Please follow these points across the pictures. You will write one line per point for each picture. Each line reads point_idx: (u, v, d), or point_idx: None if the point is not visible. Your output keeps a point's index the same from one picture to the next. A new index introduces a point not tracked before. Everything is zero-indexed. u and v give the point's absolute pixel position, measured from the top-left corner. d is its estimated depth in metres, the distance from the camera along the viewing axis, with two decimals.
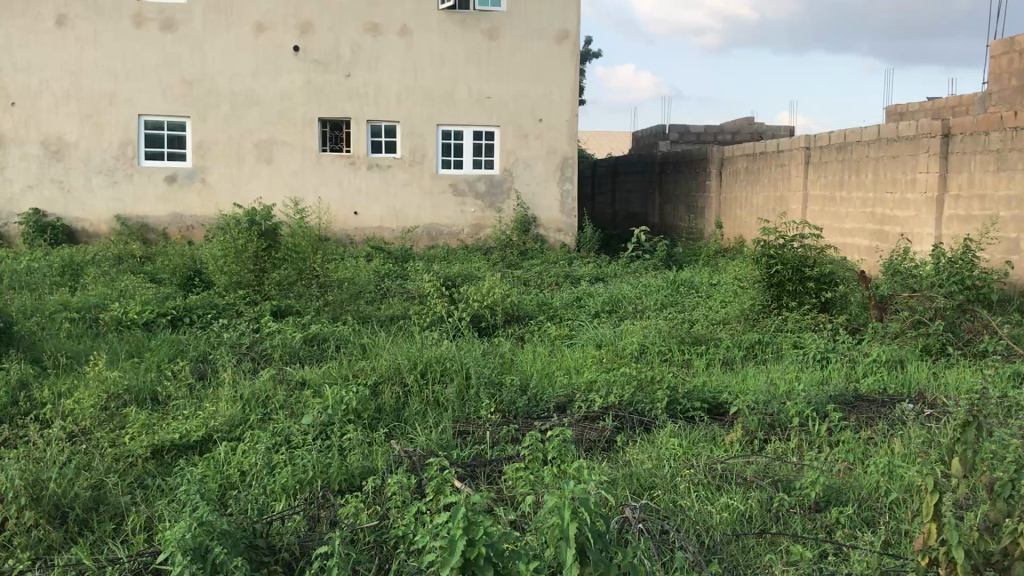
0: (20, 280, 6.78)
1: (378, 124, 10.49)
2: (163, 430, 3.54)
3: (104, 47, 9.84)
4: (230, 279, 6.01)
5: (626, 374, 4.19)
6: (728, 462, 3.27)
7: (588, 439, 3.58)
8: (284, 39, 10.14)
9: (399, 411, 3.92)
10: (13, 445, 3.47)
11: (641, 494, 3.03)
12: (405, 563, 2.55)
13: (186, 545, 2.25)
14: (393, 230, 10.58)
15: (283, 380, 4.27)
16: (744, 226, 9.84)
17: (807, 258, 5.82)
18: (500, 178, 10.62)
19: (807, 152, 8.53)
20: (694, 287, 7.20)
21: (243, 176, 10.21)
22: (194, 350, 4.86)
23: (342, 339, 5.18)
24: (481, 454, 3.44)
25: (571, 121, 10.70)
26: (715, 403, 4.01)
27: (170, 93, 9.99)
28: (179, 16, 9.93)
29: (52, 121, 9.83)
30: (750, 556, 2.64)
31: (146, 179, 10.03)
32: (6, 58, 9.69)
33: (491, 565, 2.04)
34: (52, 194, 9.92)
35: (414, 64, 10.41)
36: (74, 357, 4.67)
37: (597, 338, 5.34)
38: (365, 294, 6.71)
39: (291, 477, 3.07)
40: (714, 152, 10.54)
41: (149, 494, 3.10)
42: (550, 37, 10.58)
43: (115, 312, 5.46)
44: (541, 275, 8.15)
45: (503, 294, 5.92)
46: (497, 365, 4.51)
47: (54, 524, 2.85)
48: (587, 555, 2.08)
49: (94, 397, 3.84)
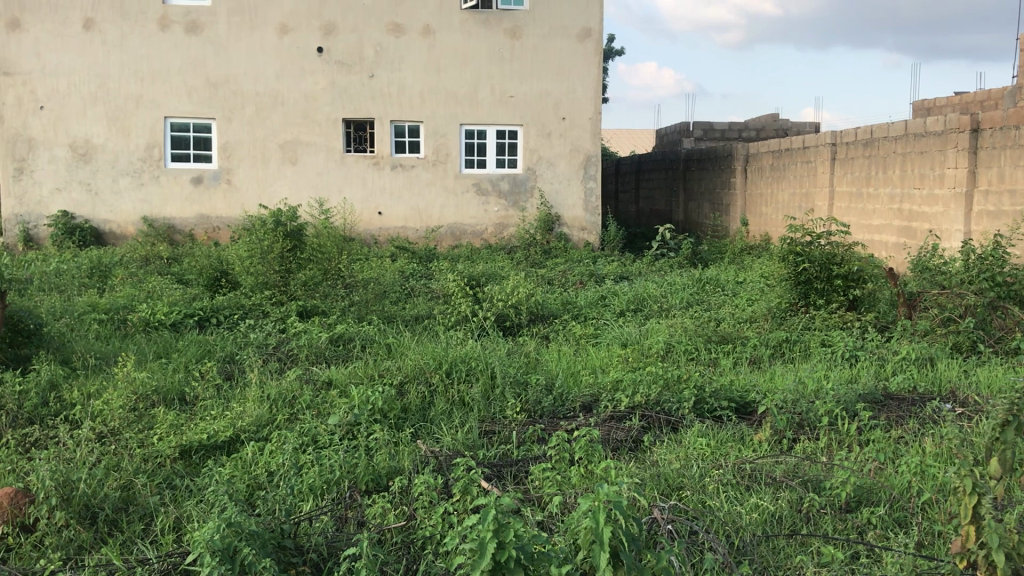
0: (50, 281, 6.86)
1: (401, 124, 10.52)
2: (190, 430, 3.56)
3: (131, 50, 9.91)
4: (257, 279, 6.03)
5: (653, 374, 4.16)
6: (756, 461, 3.24)
7: (615, 439, 3.56)
8: (308, 40, 10.17)
9: (424, 411, 3.92)
10: (43, 446, 3.50)
11: (670, 495, 3.02)
12: (433, 564, 2.54)
13: (215, 546, 2.26)
14: (417, 230, 10.61)
15: (309, 379, 4.29)
16: (770, 223, 9.77)
17: (835, 255, 5.75)
18: (523, 177, 10.62)
19: (833, 149, 8.46)
20: (720, 285, 7.15)
21: (268, 176, 10.27)
22: (221, 350, 4.89)
23: (367, 339, 5.19)
24: (507, 454, 3.43)
25: (595, 119, 10.65)
26: (742, 402, 3.98)
27: (195, 95, 10.06)
28: (203, 19, 9.99)
29: (80, 124, 9.92)
30: (781, 557, 2.62)
31: (172, 181, 10.11)
32: (35, 62, 9.79)
33: (521, 567, 2.05)
34: (80, 196, 10.02)
35: (437, 64, 10.41)
36: (103, 357, 4.72)
37: (623, 337, 5.31)
38: (390, 294, 6.72)
39: (318, 477, 3.07)
40: (739, 149, 10.47)
41: (178, 494, 3.11)
42: (573, 35, 10.52)
43: (142, 313, 5.51)
44: (565, 274, 8.12)
45: (528, 293, 5.90)
46: (523, 365, 4.50)
47: (84, 524, 2.86)
48: (620, 558, 2.08)
49: (123, 397, 3.87)
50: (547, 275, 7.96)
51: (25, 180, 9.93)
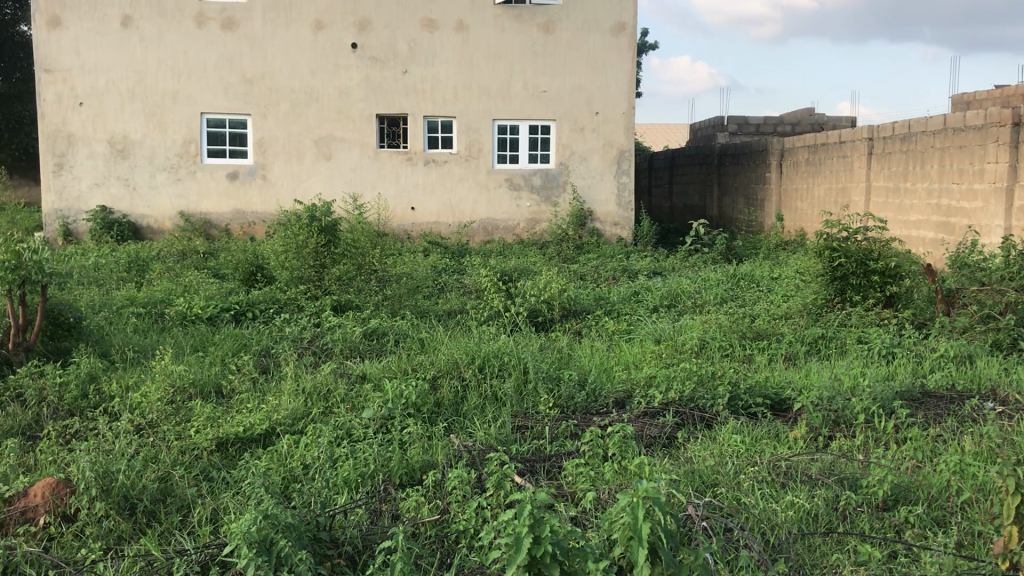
0: (88, 275, 6.96)
1: (434, 120, 10.55)
2: (227, 423, 3.60)
3: (168, 46, 10.01)
4: (291, 274, 6.09)
5: (687, 370, 4.13)
6: (792, 459, 3.22)
7: (648, 435, 3.55)
8: (342, 36, 10.21)
9: (457, 406, 3.93)
10: (83, 438, 3.56)
11: (705, 492, 3.00)
12: (467, 558, 2.56)
13: (251, 538, 2.29)
14: (449, 226, 10.65)
15: (343, 373, 4.32)
16: (806, 218, 9.67)
17: (872, 250, 5.68)
18: (555, 172, 10.61)
19: (869, 143, 8.36)
20: (754, 281, 7.09)
21: (303, 172, 10.35)
22: (257, 344, 4.93)
23: (401, 334, 5.21)
24: (541, 449, 3.43)
25: (628, 114, 10.61)
26: (777, 399, 3.95)
27: (231, 91, 10.15)
28: (239, 15, 10.06)
29: (118, 120, 10.04)
30: (817, 555, 2.60)
31: (208, 177, 10.22)
32: (74, 59, 9.91)
33: (558, 563, 2.05)
34: (118, 191, 10.15)
35: (470, 59, 10.42)
36: (141, 350, 4.78)
37: (656, 333, 5.29)
38: (422, 289, 6.74)
39: (353, 471, 3.09)
40: (774, 144, 10.38)
41: (215, 486, 3.15)
42: (607, 29, 10.47)
43: (180, 307, 5.58)
44: (598, 269, 8.10)
45: (561, 288, 5.88)
46: (556, 360, 4.50)
47: (123, 514, 2.91)
48: (658, 555, 2.09)
49: (161, 390, 3.92)
50: (579, 270, 7.94)
51: (65, 175, 10.07)
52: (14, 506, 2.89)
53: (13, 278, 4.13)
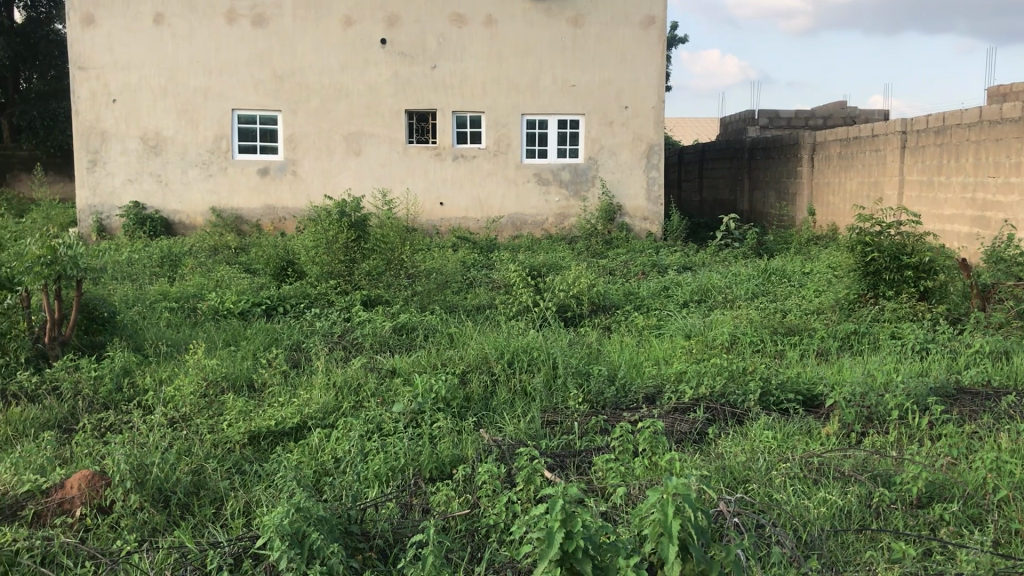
0: (122, 271, 7.04)
1: (463, 115, 10.56)
2: (259, 416, 3.63)
3: (199, 43, 10.10)
4: (322, 269, 6.14)
5: (718, 365, 4.10)
6: (824, 455, 3.19)
7: (679, 432, 3.54)
8: (371, 32, 10.24)
9: (486, 400, 3.94)
10: (117, 431, 3.60)
11: (736, 488, 2.99)
12: (498, 552, 2.56)
13: (284, 531, 2.31)
14: (478, 220, 10.67)
15: (373, 368, 4.33)
16: (838, 213, 9.58)
17: (905, 245, 5.61)
18: (584, 167, 10.58)
19: (902, 137, 8.27)
20: (786, 276, 7.04)
21: (333, 168, 10.40)
22: (288, 339, 4.97)
23: (430, 329, 5.22)
24: (570, 445, 3.43)
25: (657, 107, 10.55)
26: (809, 395, 3.92)
27: (262, 87, 10.22)
28: (269, 12, 10.12)
29: (151, 117, 10.14)
30: (850, 552, 2.58)
31: (239, 173, 10.31)
32: (108, 57, 10.01)
33: (589, 558, 2.05)
34: (150, 187, 10.26)
35: (499, 55, 10.42)
36: (174, 344, 4.82)
37: (686, 328, 5.26)
38: (452, 284, 6.75)
39: (383, 464, 3.11)
40: (806, 138, 10.28)
41: (247, 479, 3.17)
42: (636, 23, 10.42)
43: (212, 301, 5.64)
44: (628, 264, 8.07)
45: (590, 284, 5.87)
46: (585, 355, 4.50)
47: (157, 507, 2.94)
48: (689, 551, 2.08)
49: (194, 384, 3.95)
50: (609, 265, 7.92)
51: (99, 171, 10.18)
52: (52, 497, 2.93)
53: (49, 273, 4.18)
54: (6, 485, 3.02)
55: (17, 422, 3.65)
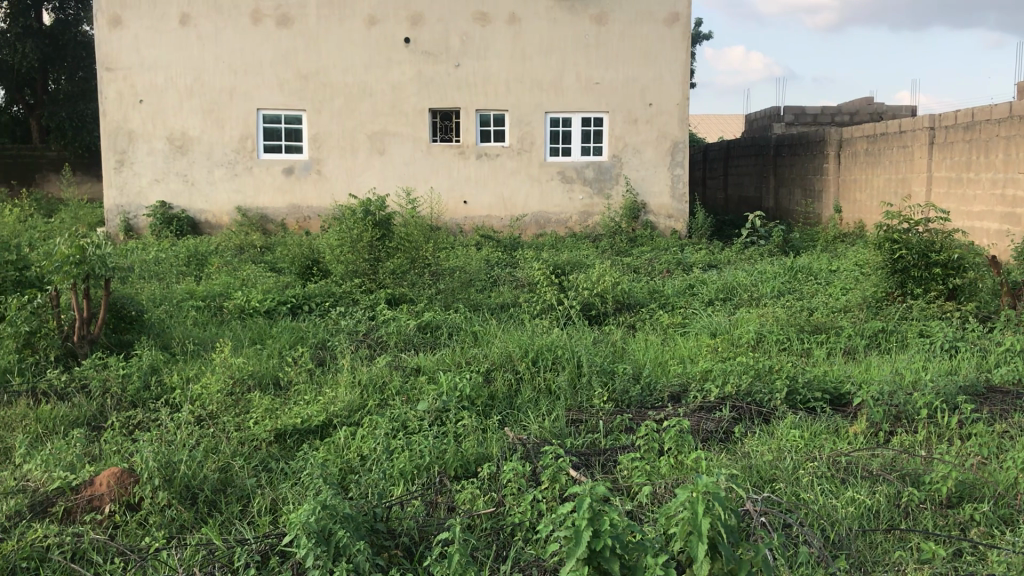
0: (149, 269, 7.10)
1: (486, 114, 10.57)
2: (286, 414, 3.65)
3: (225, 44, 10.16)
4: (347, 268, 6.18)
5: (744, 363, 4.07)
6: (852, 454, 3.16)
7: (705, 430, 3.52)
8: (395, 31, 10.27)
9: (511, 399, 3.94)
10: (146, 429, 3.64)
11: (763, 487, 2.97)
12: (524, 550, 2.56)
13: (311, 528, 2.32)
14: (502, 219, 10.68)
15: (398, 366, 4.34)
16: (865, 210, 9.50)
17: (934, 242, 5.56)
18: (608, 165, 10.55)
19: (931, 133, 8.18)
20: (812, 274, 6.99)
21: (357, 167, 10.45)
22: (314, 337, 4.99)
23: (454, 327, 5.22)
24: (595, 443, 3.42)
25: (682, 104, 10.50)
26: (836, 394, 3.89)
27: (287, 87, 10.28)
28: (294, 12, 10.17)
29: (177, 117, 10.23)
30: (878, 552, 2.56)
31: (265, 172, 10.37)
32: (134, 58, 10.09)
33: (616, 557, 2.05)
34: (177, 187, 10.34)
35: (522, 53, 10.41)
36: (201, 342, 4.86)
37: (712, 326, 5.24)
38: (476, 282, 6.75)
39: (408, 462, 3.11)
40: (832, 134, 10.20)
41: (273, 477, 3.19)
42: (660, 20, 10.37)
43: (238, 300, 5.68)
44: (652, 262, 8.04)
45: (614, 282, 5.85)
46: (610, 353, 4.49)
47: (185, 504, 2.96)
48: (718, 550, 2.07)
49: (220, 382, 3.97)
50: (633, 263, 7.90)
51: (126, 171, 10.26)
52: (81, 494, 2.96)
53: (77, 272, 4.22)
54: (38, 482, 3.06)
55: (47, 420, 3.70)
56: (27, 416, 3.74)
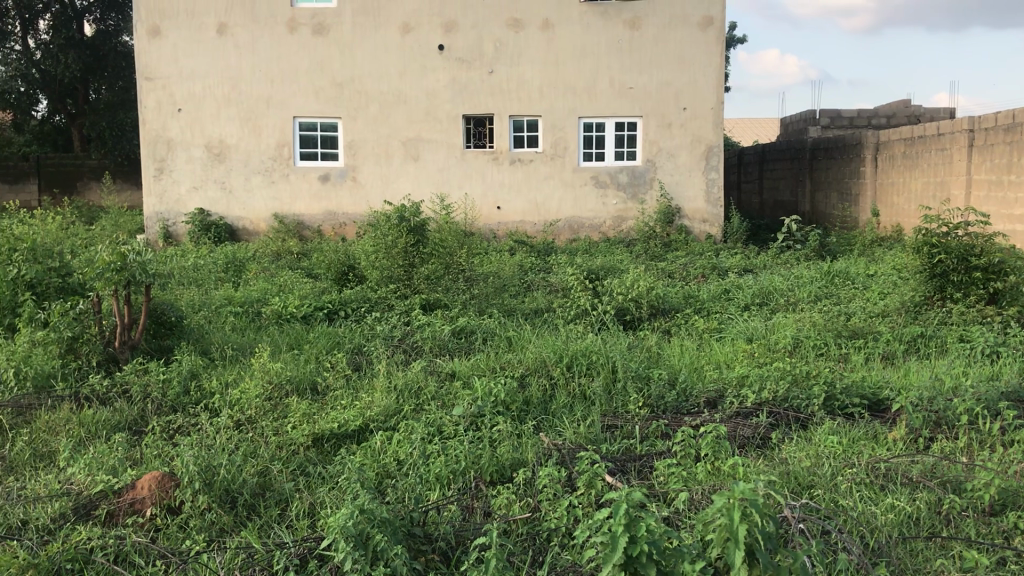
0: (188, 275, 7.21)
1: (520, 119, 10.60)
2: (323, 419, 3.69)
3: (261, 53, 10.28)
4: (382, 274, 6.22)
5: (780, 370, 4.04)
6: (891, 460, 3.13)
7: (742, 436, 3.50)
8: (429, 38, 10.32)
9: (546, 404, 3.94)
10: (186, 433, 3.70)
11: (801, 493, 2.95)
12: (559, 556, 2.57)
13: (349, 532, 2.34)
14: (535, 224, 10.69)
15: (433, 371, 4.37)
16: (903, 214, 9.38)
17: (973, 246, 5.49)
18: (642, 169, 10.52)
19: (970, 135, 8.08)
20: (850, 278, 6.92)
21: (392, 174, 10.52)
22: (350, 342, 5.03)
23: (489, 332, 5.24)
24: (630, 448, 3.41)
25: (717, 108, 10.43)
26: (875, 399, 3.85)
27: (322, 95, 10.38)
28: (329, 20, 10.25)
29: (215, 126, 10.35)
30: (919, 560, 2.53)
31: (301, 179, 10.47)
32: (173, 68, 10.25)
33: (653, 563, 2.04)
34: (215, 194, 10.47)
35: (556, 58, 10.42)
36: (240, 348, 4.92)
37: (748, 332, 5.21)
38: (509, 288, 6.75)
39: (444, 467, 3.12)
40: (869, 137, 10.09)
41: (311, 481, 3.22)
42: (694, 24, 10.31)
43: (275, 306, 5.75)
44: (687, 267, 8.02)
45: (649, 286, 5.82)
46: (645, 359, 4.48)
47: (225, 507, 3.00)
48: (756, 557, 2.06)
49: (259, 387, 4.02)
50: (668, 268, 7.88)
51: (165, 179, 10.42)
52: (123, 497, 3.01)
53: (119, 279, 4.29)
54: (81, 485, 3.12)
55: (90, 424, 3.76)
56: (71, 420, 3.80)
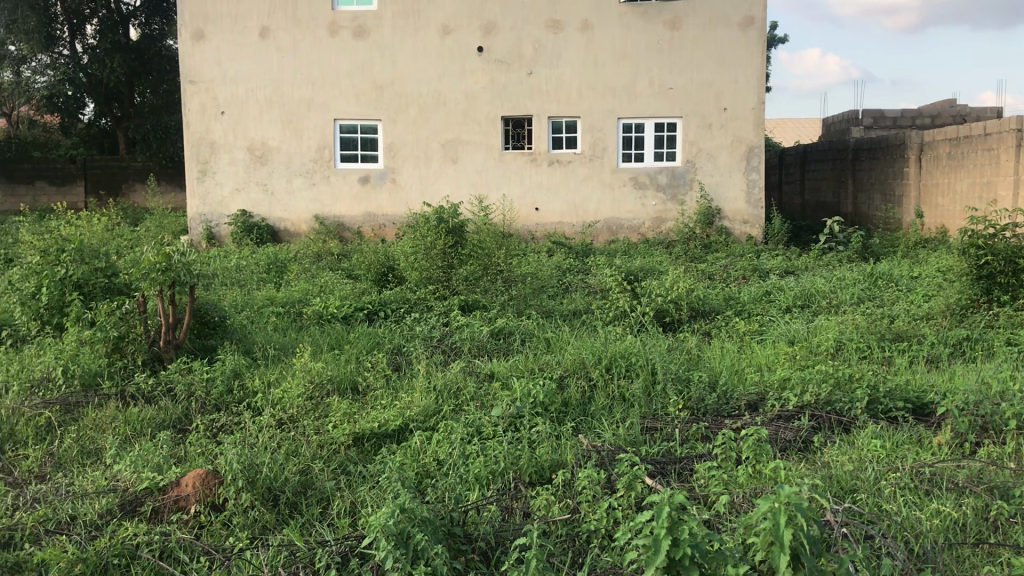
0: (231, 276, 7.31)
1: (559, 121, 10.59)
2: (363, 419, 3.72)
3: (302, 55, 10.38)
4: (421, 275, 6.25)
5: (822, 372, 4.00)
6: (936, 465, 3.09)
7: (783, 439, 3.47)
8: (468, 40, 10.36)
9: (585, 406, 3.94)
10: (229, 431, 3.75)
11: (844, 497, 2.92)
12: (600, 557, 2.57)
13: (390, 530, 2.36)
14: (573, 225, 10.67)
15: (472, 372, 4.38)
16: (948, 215, 9.23)
17: (1021, 248, 5.41)
18: (681, 170, 10.46)
19: (1017, 135, 7.93)
20: (893, 280, 6.82)
21: (431, 175, 10.57)
22: (390, 342, 5.07)
23: (527, 334, 5.24)
24: (670, 451, 3.40)
25: (758, 109, 10.33)
26: (919, 403, 3.79)
27: (362, 97, 10.46)
28: (370, 22, 10.33)
29: (257, 128, 10.48)
30: (966, 567, 2.49)
31: (341, 181, 10.56)
32: (217, 70, 10.39)
33: (696, 566, 2.03)
34: (257, 196, 10.59)
35: (595, 59, 10.40)
36: (281, 347, 4.97)
37: (789, 333, 5.18)
38: (547, 289, 6.75)
39: (483, 468, 3.14)
40: (913, 137, 9.95)
41: (352, 479, 3.25)
42: (735, 24, 10.22)
43: (316, 306, 5.80)
44: (727, 268, 7.95)
45: (689, 288, 5.79)
46: (685, 361, 4.45)
47: (267, 505, 3.04)
48: (801, 561, 2.04)
49: (301, 386, 4.07)
50: (708, 270, 7.82)
51: (208, 181, 10.56)
52: (168, 494, 3.06)
53: (164, 279, 4.36)
54: (127, 482, 3.18)
55: (136, 422, 3.83)
56: (117, 418, 3.87)
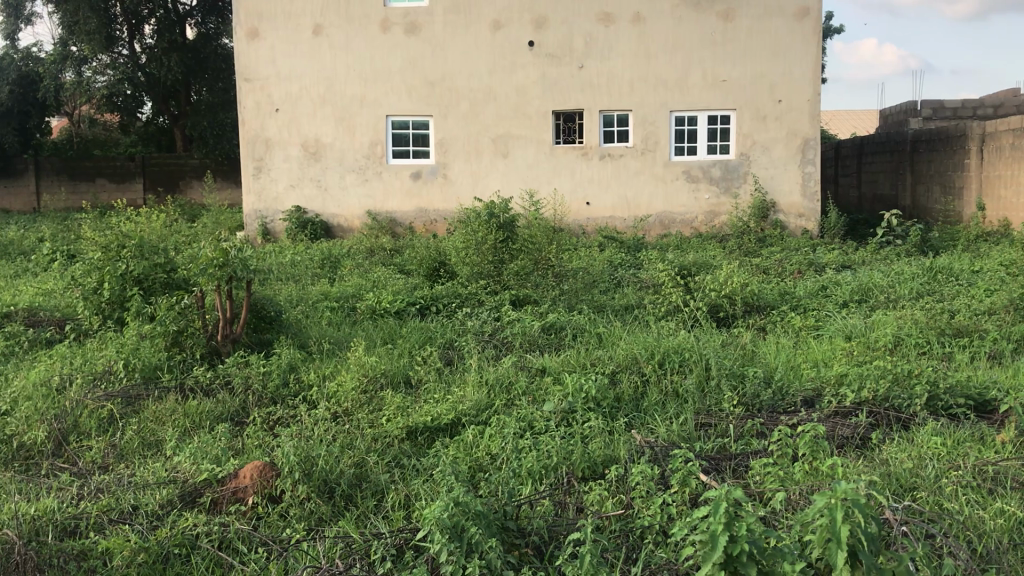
0: (288, 271, 7.42)
1: (610, 115, 10.55)
2: (416, 412, 3.75)
3: (355, 52, 10.47)
4: (472, 270, 6.27)
5: (880, 368, 3.93)
6: (1001, 463, 3.02)
7: (840, 436, 3.43)
8: (519, 35, 10.36)
9: (638, 401, 3.93)
10: (285, 424, 3.81)
11: (903, 495, 2.87)
12: (654, 553, 2.55)
13: (444, 524, 2.38)
14: (625, 220, 10.62)
15: (523, 366, 4.39)
16: (1011, 207, 9.01)
17: None
18: (735, 163, 10.35)
19: None
20: (954, 275, 6.67)
21: (482, 170, 10.60)
22: (442, 337, 5.09)
23: (579, 329, 5.23)
24: (725, 447, 3.38)
25: (813, 101, 10.17)
26: (980, 400, 3.71)
27: (414, 93, 10.52)
28: (421, 18, 10.38)
29: (311, 124, 10.59)
30: None
31: (393, 177, 10.64)
32: (271, 68, 10.52)
33: (754, 562, 2.01)
34: (311, 192, 10.71)
35: (647, 52, 10.33)
36: (335, 342, 5.03)
37: (847, 329, 5.09)
38: (599, 284, 6.74)
39: (536, 463, 3.14)
40: (974, 128, 9.71)
41: (406, 473, 3.28)
42: (790, 14, 10.07)
43: (370, 301, 5.86)
44: (782, 263, 7.85)
45: (744, 283, 5.71)
46: (739, 357, 4.40)
47: (323, 497, 3.07)
48: (859, 558, 2.01)
49: (355, 380, 4.12)
50: (763, 264, 7.71)
51: (263, 178, 10.70)
52: (226, 486, 3.12)
53: (221, 275, 4.44)
54: (187, 473, 3.24)
55: (194, 415, 3.89)
56: (176, 410, 3.94)
